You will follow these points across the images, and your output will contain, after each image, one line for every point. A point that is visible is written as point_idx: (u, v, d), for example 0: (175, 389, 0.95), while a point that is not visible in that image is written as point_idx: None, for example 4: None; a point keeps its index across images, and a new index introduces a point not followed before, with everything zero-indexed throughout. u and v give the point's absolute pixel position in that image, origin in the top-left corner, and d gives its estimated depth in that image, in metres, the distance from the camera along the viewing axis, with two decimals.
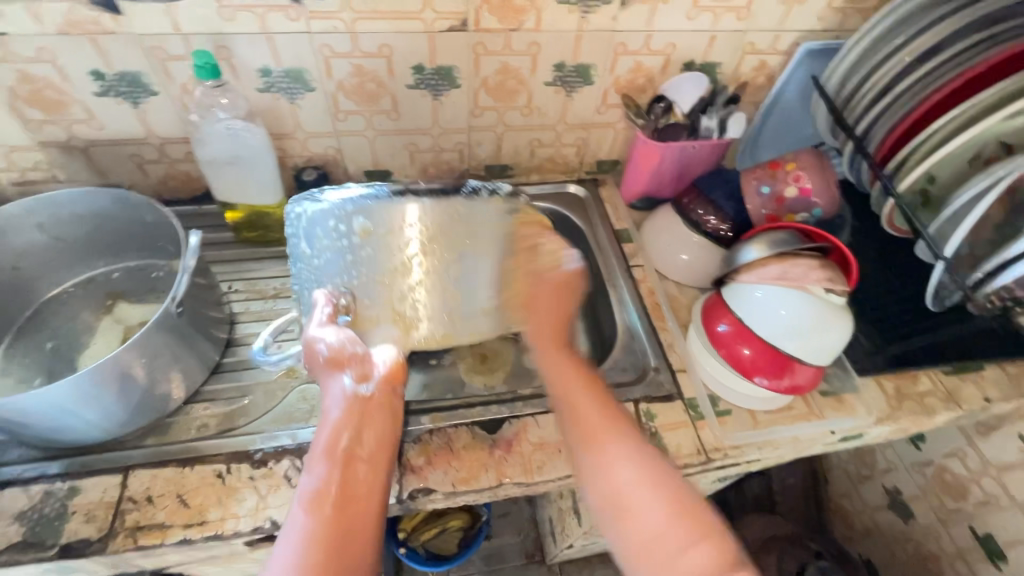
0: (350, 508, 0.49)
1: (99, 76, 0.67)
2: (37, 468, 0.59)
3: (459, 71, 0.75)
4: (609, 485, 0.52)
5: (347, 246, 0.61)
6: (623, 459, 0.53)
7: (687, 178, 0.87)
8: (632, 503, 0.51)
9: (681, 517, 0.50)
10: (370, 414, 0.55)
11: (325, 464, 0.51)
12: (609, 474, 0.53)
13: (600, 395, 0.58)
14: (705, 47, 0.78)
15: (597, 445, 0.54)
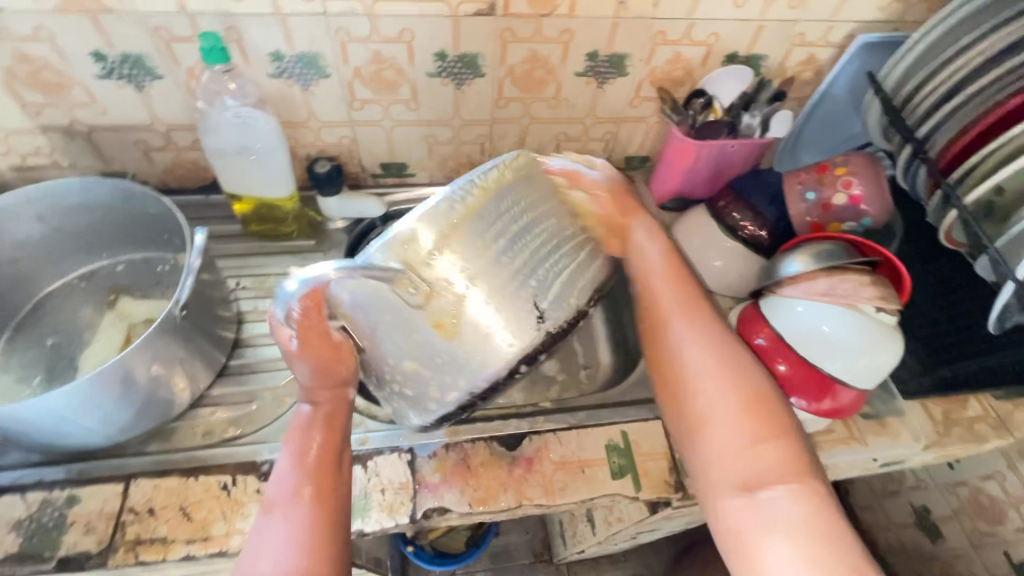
0: (331, 495, 0.48)
1: (100, 57, 0.63)
2: (35, 474, 0.57)
3: (484, 58, 0.69)
4: (713, 466, 0.51)
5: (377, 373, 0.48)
6: (732, 443, 0.51)
7: (723, 178, 0.82)
8: (734, 476, 0.50)
9: (782, 490, 0.48)
10: (333, 414, 0.53)
11: (300, 458, 0.49)
12: (714, 459, 0.51)
13: (735, 384, 0.53)
14: (751, 37, 0.72)
15: (701, 429, 0.53)
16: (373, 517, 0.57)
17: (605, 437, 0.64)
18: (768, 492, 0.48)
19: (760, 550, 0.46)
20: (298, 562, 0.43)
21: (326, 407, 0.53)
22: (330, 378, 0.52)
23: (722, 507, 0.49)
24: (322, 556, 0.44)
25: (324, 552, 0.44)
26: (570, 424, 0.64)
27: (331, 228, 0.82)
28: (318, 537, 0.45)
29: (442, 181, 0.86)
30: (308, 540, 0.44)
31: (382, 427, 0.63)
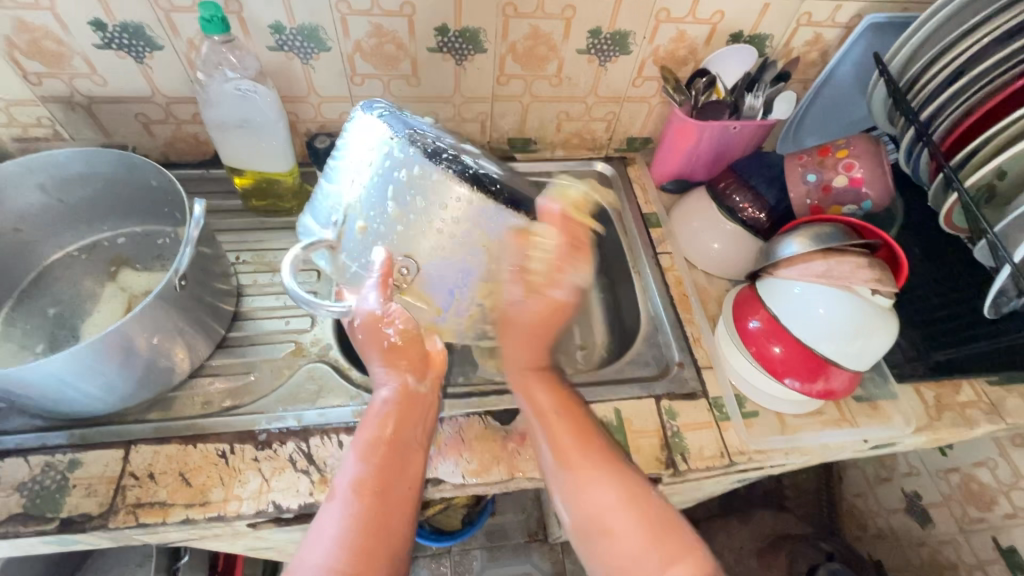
0: (396, 492, 0.46)
1: (99, 26, 0.62)
2: (38, 438, 0.58)
3: (485, 34, 0.69)
4: (588, 510, 0.48)
5: (433, 224, 0.54)
6: (601, 489, 0.48)
7: (724, 160, 0.81)
8: (609, 525, 0.47)
9: (654, 535, 0.45)
10: (412, 408, 0.51)
11: (363, 449, 0.47)
12: (587, 499, 0.48)
13: (590, 435, 0.52)
14: (756, 15, 0.71)
15: (570, 471, 0.50)
16: None
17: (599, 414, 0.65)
18: (620, 524, 0.46)
19: None
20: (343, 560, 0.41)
21: (405, 400, 0.51)
22: (404, 367, 0.52)
23: (606, 555, 0.46)
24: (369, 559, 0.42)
25: (380, 554, 0.43)
26: None
27: None
28: (368, 540, 0.43)
29: None
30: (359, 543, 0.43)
31: None
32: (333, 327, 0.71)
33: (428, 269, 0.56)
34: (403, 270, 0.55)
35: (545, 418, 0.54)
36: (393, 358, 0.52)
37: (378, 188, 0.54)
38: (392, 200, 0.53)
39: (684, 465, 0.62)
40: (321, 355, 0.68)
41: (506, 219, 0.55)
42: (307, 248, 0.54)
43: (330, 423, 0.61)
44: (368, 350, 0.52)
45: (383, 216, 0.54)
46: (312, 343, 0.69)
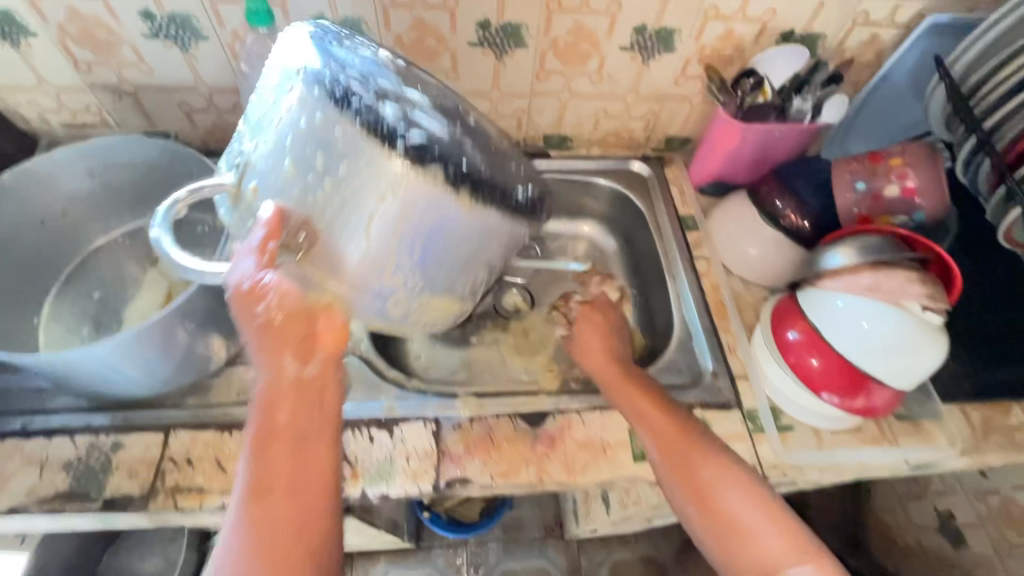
0: (298, 492, 0.45)
1: (148, 16, 0.63)
2: (83, 419, 0.60)
3: (528, 29, 0.68)
4: (691, 478, 0.53)
5: (353, 195, 0.43)
6: (705, 462, 0.53)
7: (766, 163, 0.79)
8: (706, 486, 0.52)
9: (768, 507, 0.50)
10: (305, 394, 0.47)
11: (252, 447, 0.45)
12: (692, 469, 0.53)
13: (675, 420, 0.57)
14: (810, 14, 0.68)
15: (670, 449, 0.55)
16: (397, 483, 0.58)
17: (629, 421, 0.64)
18: (723, 492, 0.51)
19: (746, 539, 0.49)
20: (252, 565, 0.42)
21: (283, 386, 0.47)
22: (287, 348, 0.46)
23: (711, 514, 0.51)
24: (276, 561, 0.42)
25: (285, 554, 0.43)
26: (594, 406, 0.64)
27: None
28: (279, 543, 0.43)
29: None
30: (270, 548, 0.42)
31: (410, 395, 0.64)
32: None
33: (334, 241, 0.45)
34: (300, 235, 0.44)
35: (638, 392, 0.59)
36: (269, 347, 0.46)
37: (297, 143, 0.43)
38: (301, 152, 0.43)
39: None
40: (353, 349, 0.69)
41: (454, 206, 0.45)
42: (197, 189, 0.46)
43: (361, 418, 0.62)
44: (247, 327, 0.46)
45: (283, 171, 0.43)
46: None
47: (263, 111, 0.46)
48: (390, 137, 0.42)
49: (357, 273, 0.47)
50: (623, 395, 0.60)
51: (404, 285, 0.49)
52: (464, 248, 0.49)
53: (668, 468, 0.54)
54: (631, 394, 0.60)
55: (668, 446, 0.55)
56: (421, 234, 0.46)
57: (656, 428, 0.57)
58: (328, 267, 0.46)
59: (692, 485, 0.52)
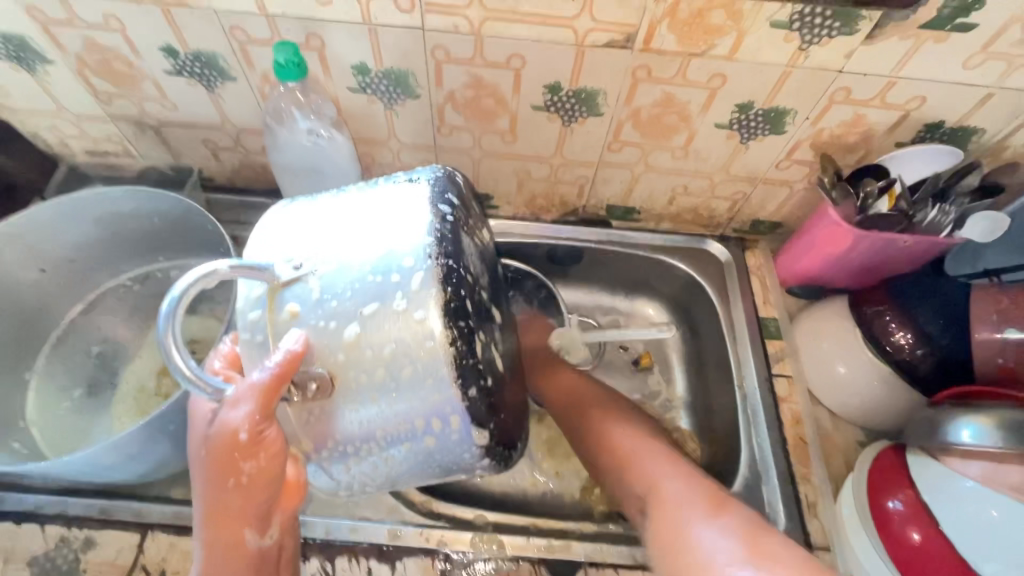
0: None
1: (171, 52, 0.55)
2: (57, 504, 0.53)
3: (605, 96, 0.56)
4: (647, 484, 0.54)
5: (384, 355, 0.35)
6: (667, 470, 0.55)
7: (877, 272, 0.64)
8: (662, 491, 0.53)
9: (709, 499, 0.51)
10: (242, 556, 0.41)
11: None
12: (655, 479, 0.54)
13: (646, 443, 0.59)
14: (970, 107, 0.53)
15: (633, 463, 0.57)
16: None
17: None
18: (670, 491, 0.52)
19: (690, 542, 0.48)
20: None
21: (225, 556, 0.41)
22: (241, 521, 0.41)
23: (659, 528, 0.51)
24: None
25: None
26: (636, 562, 0.53)
27: None
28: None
29: (525, 218, 0.74)
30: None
31: (419, 520, 0.55)
32: None
33: (333, 414, 0.36)
34: (308, 385, 0.36)
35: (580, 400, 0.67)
36: (215, 519, 0.40)
37: (375, 287, 0.36)
38: (358, 298, 0.36)
39: None
40: None
41: (460, 408, 0.36)
42: (238, 271, 0.35)
43: (360, 542, 0.53)
44: (197, 474, 0.41)
45: (329, 309, 0.36)
46: None
47: (351, 217, 0.39)
48: (456, 325, 0.36)
49: (333, 457, 0.38)
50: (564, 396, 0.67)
51: (366, 481, 0.40)
52: (440, 467, 0.40)
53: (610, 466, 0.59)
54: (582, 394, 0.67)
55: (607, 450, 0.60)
56: (423, 435, 0.37)
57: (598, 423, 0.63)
58: (309, 440, 0.38)
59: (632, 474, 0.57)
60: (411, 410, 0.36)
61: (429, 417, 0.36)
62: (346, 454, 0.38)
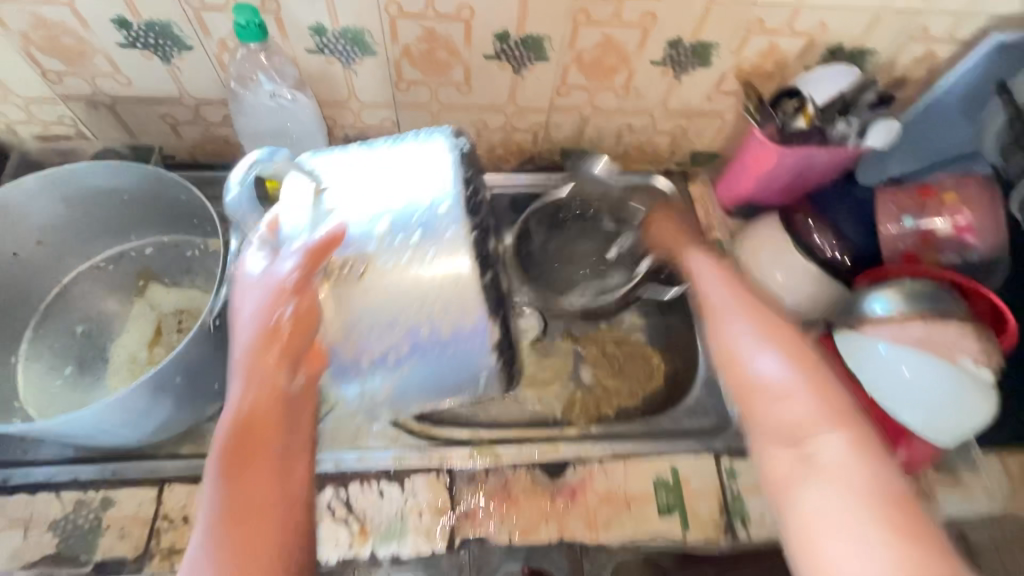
0: (248, 520, 0.38)
1: (124, 24, 0.56)
2: (69, 471, 0.56)
3: (550, 42, 0.61)
4: (730, 353, 0.45)
5: (414, 248, 0.43)
6: (768, 341, 0.44)
7: (802, 188, 0.72)
8: (749, 362, 0.43)
9: (803, 364, 0.42)
10: (265, 426, 0.41)
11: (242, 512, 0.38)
12: (733, 345, 0.45)
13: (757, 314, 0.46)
14: (862, 30, 0.62)
15: (720, 326, 0.47)
16: (410, 541, 0.55)
17: (652, 471, 0.61)
18: (764, 361, 0.43)
19: (785, 417, 0.40)
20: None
21: (256, 431, 0.40)
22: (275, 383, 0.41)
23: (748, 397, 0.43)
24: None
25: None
26: (616, 454, 0.61)
27: None
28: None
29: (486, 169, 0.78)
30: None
31: (420, 444, 0.61)
32: None
33: (363, 305, 0.42)
34: (343, 268, 0.42)
35: (726, 324, 0.46)
36: (251, 377, 0.41)
37: (407, 198, 0.44)
38: (392, 208, 0.44)
39: (744, 532, 0.58)
40: None
41: (487, 320, 0.44)
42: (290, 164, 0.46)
43: (369, 469, 0.58)
44: (240, 335, 0.42)
45: (364, 214, 0.43)
46: None
47: (382, 153, 0.47)
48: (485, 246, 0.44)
49: (356, 353, 0.43)
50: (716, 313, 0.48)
51: (379, 390, 0.45)
52: (452, 382, 0.47)
53: (753, 407, 0.42)
54: (745, 314, 0.46)
55: (757, 386, 0.42)
56: (440, 327, 0.43)
57: (744, 352, 0.44)
58: (339, 329, 0.43)
59: (757, 408, 0.42)
60: (433, 304, 0.43)
61: (451, 309, 0.43)
62: (371, 347, 0.43)
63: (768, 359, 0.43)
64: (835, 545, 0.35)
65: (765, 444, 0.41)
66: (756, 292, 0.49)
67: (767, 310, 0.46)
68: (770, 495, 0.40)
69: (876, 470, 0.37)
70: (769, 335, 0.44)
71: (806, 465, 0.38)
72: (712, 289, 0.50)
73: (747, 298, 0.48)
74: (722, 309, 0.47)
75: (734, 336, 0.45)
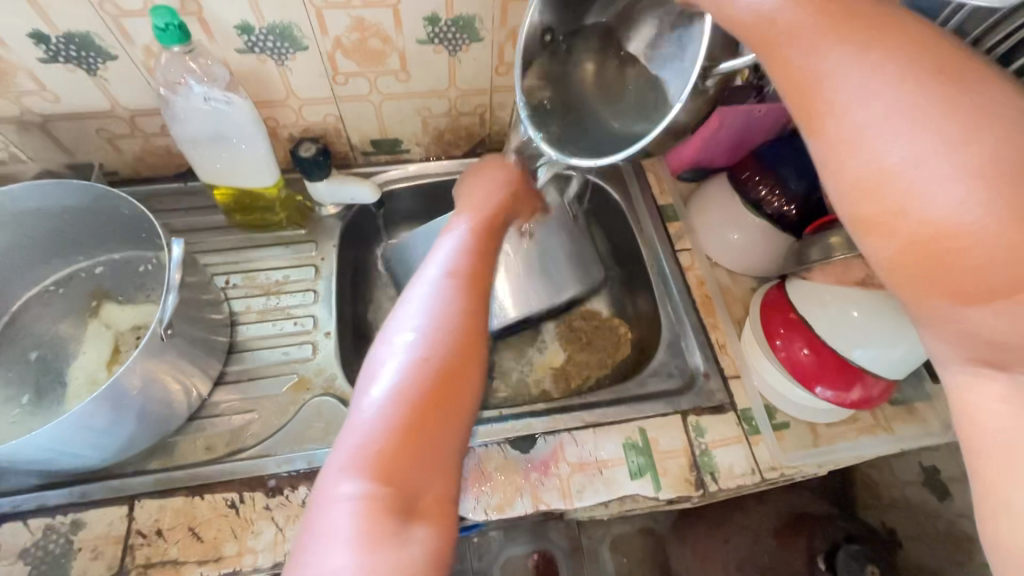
0: (444, 398, 0.41)
1: (41, 38, 0.54)
2: (34, 499, 0.55)
3: (481, 21, 0.61)
4: (856, 184, 0.32)
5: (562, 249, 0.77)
6: (946, 166, 0.28)
7: (745, 147, 0.74)
8: (894, 196, 0.30)
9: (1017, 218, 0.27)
10: (478, 286, 0.49)
11: (462, 286, 0.48)
12: (860, 175, 0.31)
13: (924, 100, 0.29)
14: None
15: (836, 144, 0.32)
16: None
17: (623, 435, 0.62)
18: (926, 194, 0.29)
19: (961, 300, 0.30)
20: (386, 435, 0.38)
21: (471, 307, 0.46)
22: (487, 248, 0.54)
23: (880, 241, 0.32)
24: (415, 468, 0.38)
25: (420, 457, 0.38)
26: (585, 423, 0.62)
27: (322, 214, 0.76)
28: (401, 448, 0.38)
29: (437, 156, 0.79)
30: (420, 394, 0.40)
31: None
32: (337, 354, 0.67)
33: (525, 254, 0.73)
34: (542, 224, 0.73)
35: (865, 163, 0.31)
36: (477, 249, 0.53)
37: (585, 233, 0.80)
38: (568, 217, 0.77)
39: (714, 486, 0.60)
40: (326, 388, 0.65)
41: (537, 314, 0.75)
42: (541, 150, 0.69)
43: None
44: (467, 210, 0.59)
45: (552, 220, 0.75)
46: (316, 374, 0.66)
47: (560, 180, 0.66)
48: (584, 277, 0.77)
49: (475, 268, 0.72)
50: (835, 137, 0.32)
51: None
52: None
53: (931, 302, 0.32)
54: (910, 134, 0.29)
55: (927, 266, 0.30)
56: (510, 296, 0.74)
57: (898, 209, 0.30)
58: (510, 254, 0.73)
59: (928, 274, 0.31)
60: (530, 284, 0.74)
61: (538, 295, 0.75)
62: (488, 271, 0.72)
63: (956, 219, 0.28)
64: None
65: (943, 343, 0.33)
66: (900, 60, 0.30)
67: (954, 114, 0.29)
68: (962, 439, 0.33)
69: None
70: (955, 172, 0.28)
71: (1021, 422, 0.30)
72: (850, 94, 0.31)
73: (906, 92, 0.30)
74: (849, 126, 0.31)
75: (880, 177, 0.31)
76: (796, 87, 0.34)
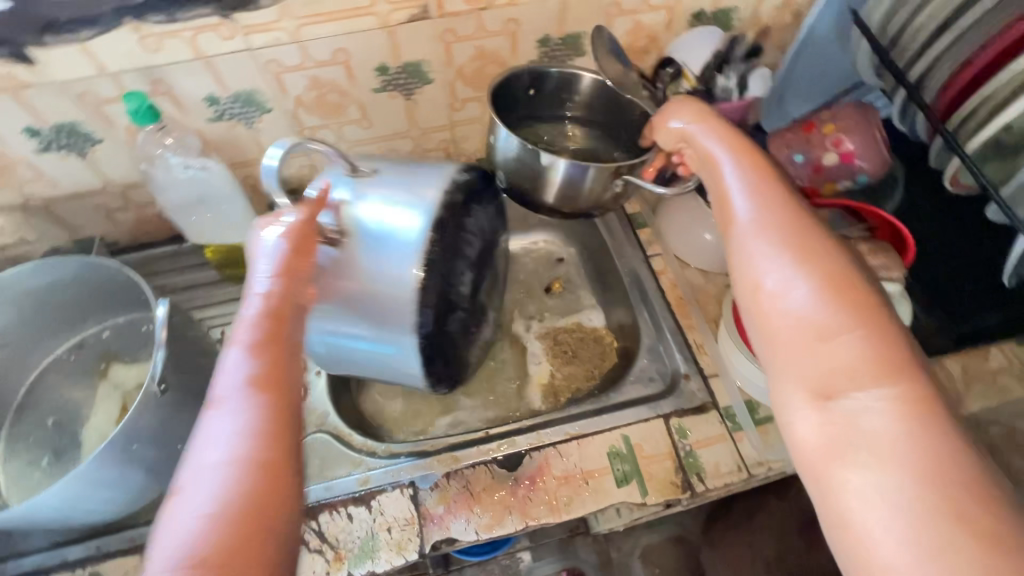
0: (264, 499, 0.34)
1: (34, 132, 0.60)
2: (56, 555, 0.59)
3: (429, 64, 0.65)
4: (749, 266, 0.41)
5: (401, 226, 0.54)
6: (800, 258, 0.39)
7: None
8: (765, 273, 0.40)
9: (838, 295, 0.37)
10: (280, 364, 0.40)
11: (270, 364, 0.40)
12: (751, 259, 0.41)
13: (782, 216, 0.42)
14: None
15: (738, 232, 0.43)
16: (383, 557, 0.57)
17: (607, 443, 0.63)
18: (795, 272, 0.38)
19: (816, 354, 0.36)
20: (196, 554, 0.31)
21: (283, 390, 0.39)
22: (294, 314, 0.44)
23: (760, 308, 0.40)
24: None
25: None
26: (570, 435, 0.63)
27: None
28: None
29: None
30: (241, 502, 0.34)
31: (382, 463, 0.63)
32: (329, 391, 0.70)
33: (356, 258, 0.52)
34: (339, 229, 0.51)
35: (752, 248, 0.41)
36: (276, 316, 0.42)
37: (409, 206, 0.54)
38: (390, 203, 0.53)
39: (701, 486, 0.60)
40: (320, 425, 0.67)
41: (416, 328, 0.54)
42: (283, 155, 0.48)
43: (336, 496, 0.60)
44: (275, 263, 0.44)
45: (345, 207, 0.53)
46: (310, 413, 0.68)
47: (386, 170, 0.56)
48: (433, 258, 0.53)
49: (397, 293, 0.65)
50: (738, 228, 0.43)
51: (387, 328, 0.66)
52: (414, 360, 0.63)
53: (790, 355, 0.37)
54: (783, 236, 0.40)
55: (791, 327, 0.37)
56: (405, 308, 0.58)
57: (772, 282, 0.39)
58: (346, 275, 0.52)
59: (790, 336, 0.37)
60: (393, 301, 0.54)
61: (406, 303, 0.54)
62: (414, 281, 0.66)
63: (804, 293, 0.37)
64: (895, 518, 0.30)
65: (792, 394, 0.37)
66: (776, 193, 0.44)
67: (805, 230, 0.41)
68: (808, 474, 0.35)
69: (941, 433, 0.31)
70: (805, 263, 0.39)
71: (850, 433, 0.33)
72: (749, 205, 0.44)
73: (778, 206, 0.43)
74: (743, 227, 0.42)
75: (757, 265, 0.40)
76: (722, 197, 0.47)
